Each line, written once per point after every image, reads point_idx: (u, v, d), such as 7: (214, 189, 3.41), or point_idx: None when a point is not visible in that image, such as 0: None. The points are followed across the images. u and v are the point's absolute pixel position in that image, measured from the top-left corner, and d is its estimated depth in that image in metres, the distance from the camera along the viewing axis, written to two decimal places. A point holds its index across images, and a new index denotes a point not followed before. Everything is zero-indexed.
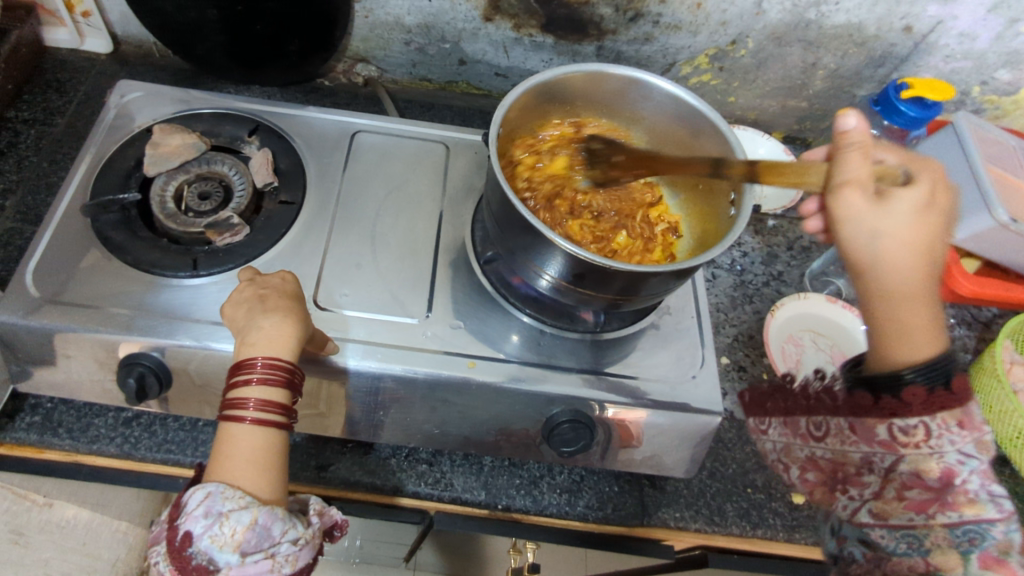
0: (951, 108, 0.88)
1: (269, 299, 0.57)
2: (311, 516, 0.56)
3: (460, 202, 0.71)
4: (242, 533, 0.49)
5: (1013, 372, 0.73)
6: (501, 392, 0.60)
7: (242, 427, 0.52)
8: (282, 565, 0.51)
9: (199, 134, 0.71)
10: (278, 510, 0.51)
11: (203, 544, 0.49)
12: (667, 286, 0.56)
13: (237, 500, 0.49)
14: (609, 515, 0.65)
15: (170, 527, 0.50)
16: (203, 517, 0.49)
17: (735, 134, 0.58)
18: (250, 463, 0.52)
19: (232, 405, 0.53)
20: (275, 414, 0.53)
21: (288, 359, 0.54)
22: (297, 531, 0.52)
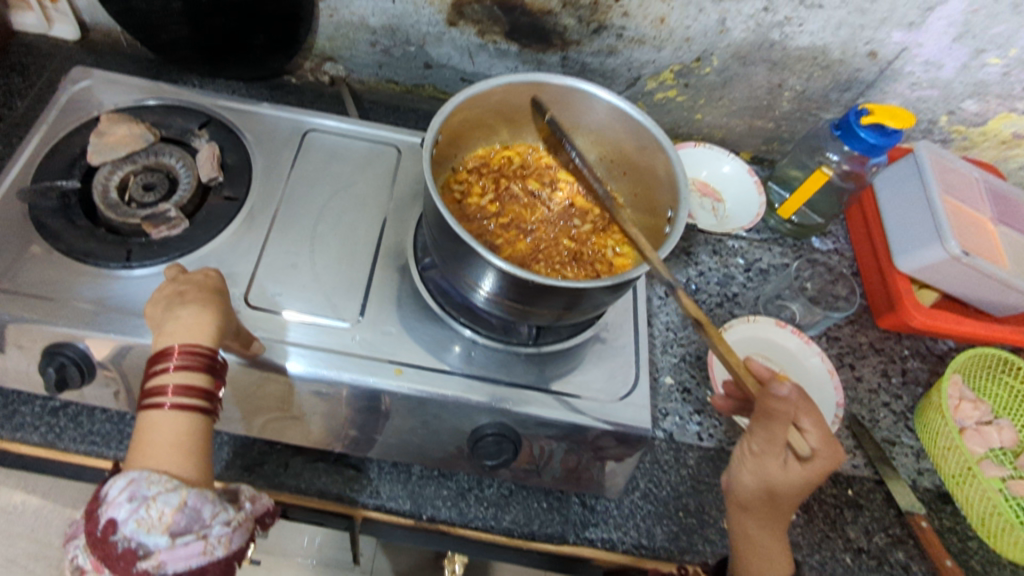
0: (919, 136, 0.88)
1: (187, 295, 0.56)
2: (243, 502, 0.55)
3: (406, 208, 0.70)
4: (171, 515, 0.48)
5: (959, 409, 0.74)
6: (427, 400, 0.59)
7: (162, 414, 0.52)
8: (215, 548, 0.50)
9: (149, 125, 0.70)
10: (207, 492, 0.51)
11: (128, 530, 0.47)
12: (598, 302, 0.56)
13: (163, 484, 0.49)
14: (534, 531, 0.65)
15: (90, 519, 0.49)
16: (127, 502, 0.48)
17: (677, 152, 0.56)
18: (172, 448, 0.52)
19: (150, 392, 0.52)
20: (196, 399, 0.53)
21: (208, 345, 0.54)
22: (228, 513, 0.52)
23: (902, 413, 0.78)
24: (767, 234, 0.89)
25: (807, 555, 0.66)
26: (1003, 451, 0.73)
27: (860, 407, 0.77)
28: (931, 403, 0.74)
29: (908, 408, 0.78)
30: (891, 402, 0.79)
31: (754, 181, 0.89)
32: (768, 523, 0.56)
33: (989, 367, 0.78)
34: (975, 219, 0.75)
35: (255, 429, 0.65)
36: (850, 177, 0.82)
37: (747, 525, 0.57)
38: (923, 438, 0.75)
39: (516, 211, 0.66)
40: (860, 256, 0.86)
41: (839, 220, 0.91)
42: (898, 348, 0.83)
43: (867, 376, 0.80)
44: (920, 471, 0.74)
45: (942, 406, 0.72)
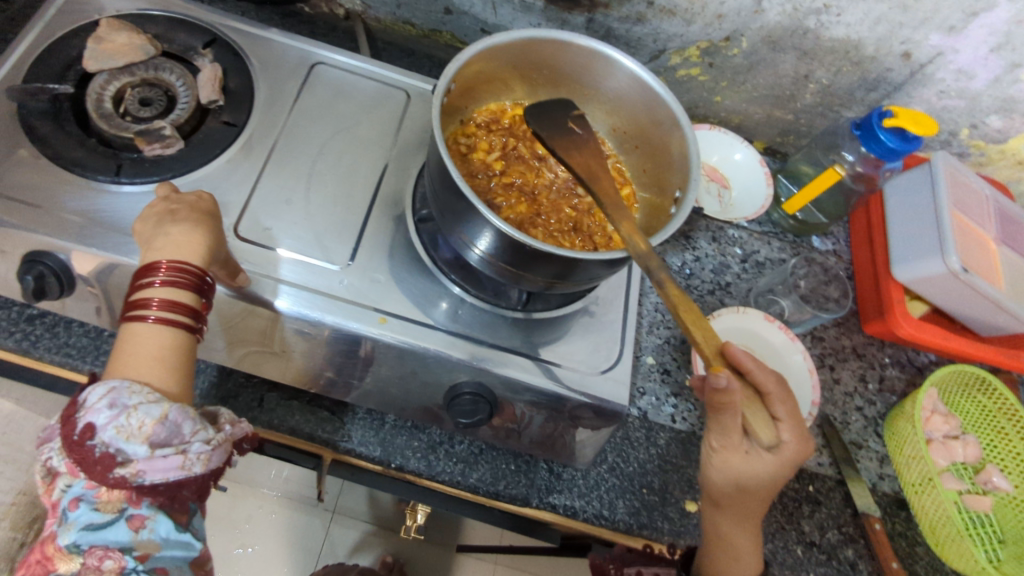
0: (937, 146, 0.86)
1: (180, 213, 0.55)
2: (223, 424, 0.56)
3: (408, 155, 0.68)
4: (151, 426, 0.49)
5: (930, 421, 0.75)
6: (409, 352, 0.59)
7: (145, 327, 0.52)
8: (193, 463, 0.51)
9: (150, 36, 0.67)
10: (189, 409, 0.52)
11: (106, 436, 0.48)
12: (592, 274, 0.55)
13: (145, 395, 0.50)
14: (499, 491, 0.67)
15: (65, 423, 0.49)
16: (107, 409, 0.48)
17: (694, 131, 0.54)
18: (154, 361, 0.52)
19: (133, 304, 0.52)
20: (181, 315, 0.53)
21: (196, 265, 0.53)
22: (208, 432, 0.52)
23: (873, 419, 0.79)
24: (768, 227, 0.88)
25: (760, 544, 0.68)
26: (964, 466, 0.76)
27: (834, 408, 0.78)
28: (904, 412, 0.75)
29: (879, 414, 0.79)
30: (865, 407, 0.79)
31: (764, 174, 0.86)
32: (739, 521, 0.58)
33: (967, 386, 0.78)
34: (980, 237, 0.74)
35: (233, 359, 0.65)
36: (861, 180, 0.81)
37: (719, 520, 0.59)
38: (889, 444, 0.76)
39: (521, 173, 0.65)
40: (858, 261, 0.85)
41: (843, 222, 0.90)
42: (879, 355, 0.83)
43: (846, 379, 0.81)
44: (881, 476, 0.76)
45: (914, 416, 0.72)
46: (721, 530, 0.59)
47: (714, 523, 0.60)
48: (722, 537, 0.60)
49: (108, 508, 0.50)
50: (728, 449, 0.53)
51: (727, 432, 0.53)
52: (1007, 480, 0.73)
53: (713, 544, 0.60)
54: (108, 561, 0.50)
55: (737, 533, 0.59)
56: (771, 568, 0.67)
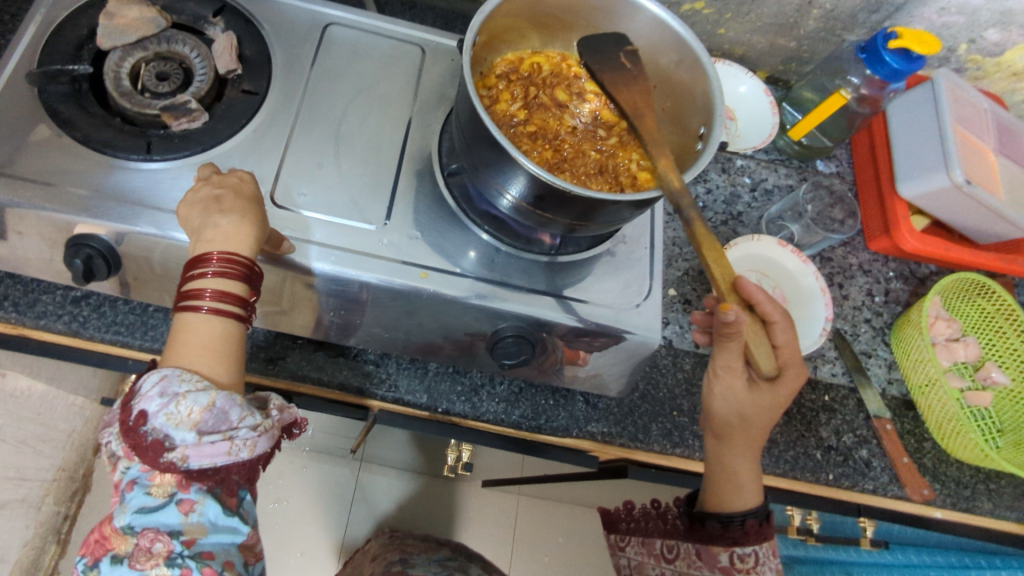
0: (936, 64, 0.88)
1: (225, 200, 0.56)
2: (270, 410, 0.58)
3: (429, 111, 0.69)
4: (199, 413, 0.51)
5: (935, 326, 0.80)
6: (452, 302, 0.62)
7: (197, 317, 0.54)
8: (240, 448, 0.53)
9: (159, 8, 0.66)
10: (236, 396, 0.54)
11: (158, 422, 0.51)
12: (625, 214, 0.57)
13: (194, 383, 0.52)
14: (541, 425, 0.72)
15: (123, 409, 0.52)
16: (159, 397, 0.51)
17: (715, 65, 0.56)
18: (205, 350, 0.54)
19: (188, 294, 0.55)
20: (231, 305, 0.55)
21: (245, 256, 0.55)
22: (255, 418, 0.55)
23: (880, 329, 0.84)
24: (774, 154, 0.92)
25: (783, 451, 0.74)
26: (965, 365, 0.82)
27: (844, 323, 0.83)
28: (912, 320, 0.80)
29: (886, 324, 0.85)
30: (872, 318, 0.85)
31: (770, 103, 0.89)
32: (743, 448, 0.65)
33: (968, 291, 0.84)
34: (981, 149, 0.78)
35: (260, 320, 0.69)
36: (866, 102, 0.82)
37: (724, 450, 0.65)
38: (897, 351, 0.82)
39: (544, 120, 0.66)
40: (862, 182, 0.89)
41: (845, 145, 0.93)
42: (884, 270, 0.87)
43: (854, 295, 0.85)
44: (890, 381, 0.81)
45: (922, 323, 0.77)
46: (728, 463, 0.66)
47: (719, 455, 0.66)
48: (729, 468, 0.66)
49: (159, 492, 0.53)
50: (735, 379, 0.60)
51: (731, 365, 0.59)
52: (1006, 375, 0.79)
53: (721, 479, 0.67)
54: (158, 543, 0.53)
55: (741, 463, 0.65)
56: (795, 473, 0.73)
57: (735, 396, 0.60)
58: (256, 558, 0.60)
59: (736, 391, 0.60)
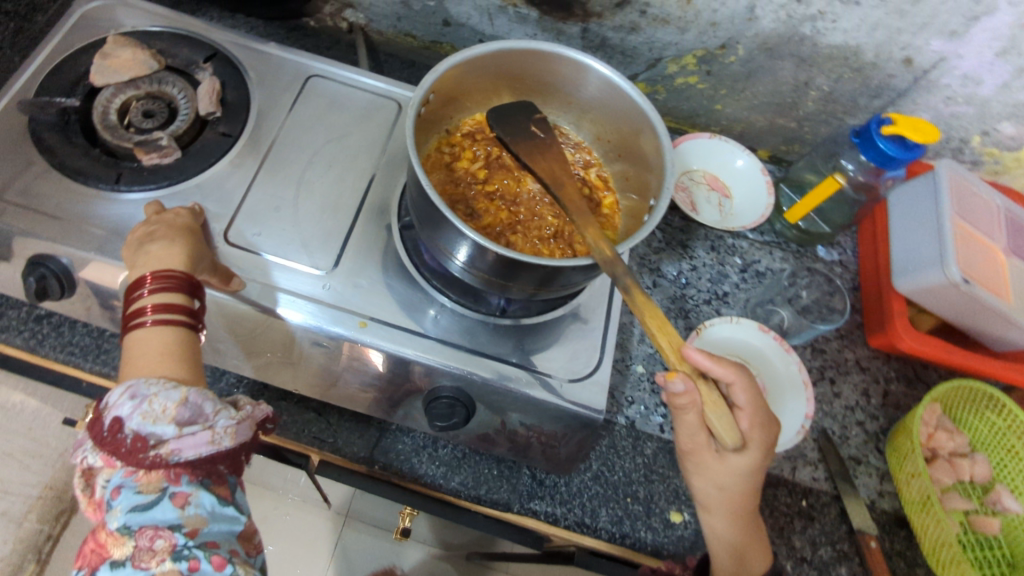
0: (948, 154, 0.83)
1: (157, 234, 0.57)
2: (243, 405, 0.57)
3: (397, 163, 0.69)
4: (175, 408, 0.51)
5: (932, 438, 0.73)
6: (386, 354, 0.60)
7: (147, 332, 0.54)
8: (223, 437, 0.53)
9: (155, 52, 0.70)
10: (207, 391, 0.55)
11: (134, 424, 0.50)
12: (571, 278, 0.55)
13: (162, 384, 0.52)
14: (480, 495, 0.67)
15: (92, 425, 0.51)
16: (130, 400, 0.51)
17: (668, 138, 0.54)
18: (163, 357, 0.54)
19: (133, 316, 0.54)
20: (179, 314, 0.55)
21: (182, 269, 0.55)
22: (230, 411, 0.55)
23: (874, 435, 0.76)
24: (771, 237, 0.86)
25: None
26: (972, 486, 0.73)
27: (833, 422, 0.76)
28: (904, 427, 0.72)
29: (882, 429, 0.76)
30: (866, 421, 0.77)
31: (766, 183, 0.85)
32: (732, 515, 0.57)
33: (975, 400, 0.74)
34: (985, 246, 0.72)
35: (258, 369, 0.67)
36: (862, 189, 0.79)
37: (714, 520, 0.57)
38: (890, 460, 0.73)
39: (506, 181, 0.65)
40: (863, 272, 0.83)
41: (850, 232, 0.87)
42: (884, 369, 0.80)
43: (847, 392, 0.78)
44: (880, 493, 0.73)
45: (913, 430, 0.70)
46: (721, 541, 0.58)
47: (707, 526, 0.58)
48: (719, 536, 0.58)
49: (150, 489, 0.51)
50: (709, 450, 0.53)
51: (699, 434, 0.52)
52: (1019, 503, 0.69)
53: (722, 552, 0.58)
54: (159, 540, 0.50)
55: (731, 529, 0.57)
56: None
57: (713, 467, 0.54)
58: (254, 551, 0.58)
59: (714, 463, 0.54)
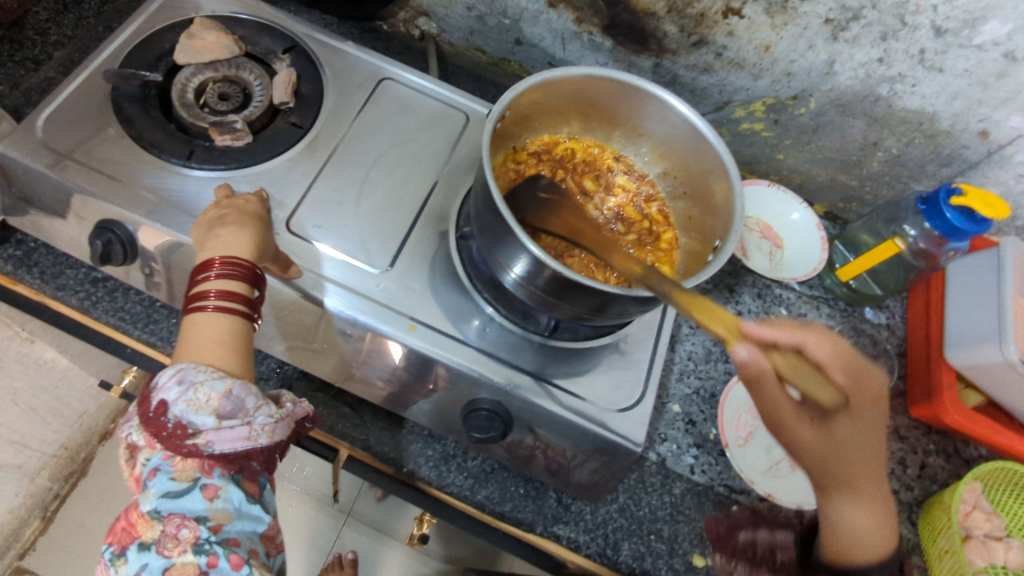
0: (1011, 232, 0.82)
1: (228, 218, 0.57)
2: (283, 401, 0.56)
3: (460, 173, 0.69)
4: (217, 400, 0.51)
5: (970, 517, 0.70)
6: (431, 360, 0.59)
7: (204, 316, 0.54)
8: (259, 434, 0.52)
9: (237, 38, 0.71)
10: (250, 385, 0.53)
11: (177, 410, 0.50)
12: (632, 309, 0.53)
13: (210, 372, 0.52)
14: (505, 512, 0.66)
15: (140, 402, 0.52)
16: (176, 386, 0.51)
17: (741, 184, 0.54)
18: (216, 344, 0.54)
19: (194, 297, 0.55)
20: (236, 303, 0.55)
21: (246, 259, 0.55)
22: (271, 407, 0.54)
23: (907, 506, 0.74)
24: (819, 291, 0.85)
25: None
26: None
27: None
28: (941, 502, 0.70)
29: (915, 501, 0.74)
30: (900, 491, 0.74)
31: (821, 238, 0.84)
32: (854, 497, 0.51)
33: None
34: None
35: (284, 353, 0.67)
36: (922, 256, 0.78)
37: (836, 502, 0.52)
38: (923, 534, 0.71)
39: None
40: (912, 339, 0.81)
41: (900, 297, 0.86)
42: (923, 440, 0.78)
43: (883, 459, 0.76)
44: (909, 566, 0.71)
45: (952, 507, 0.67)
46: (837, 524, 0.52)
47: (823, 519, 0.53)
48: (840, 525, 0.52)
49: (183, 477, 0.52)
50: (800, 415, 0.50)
51: (796, 390, 0.50)
52: None
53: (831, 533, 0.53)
54: (184, 530, 0.51)
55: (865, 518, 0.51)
56: None
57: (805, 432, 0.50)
58: (275, 551, 0.59)
59: (811, 431, 0.50)
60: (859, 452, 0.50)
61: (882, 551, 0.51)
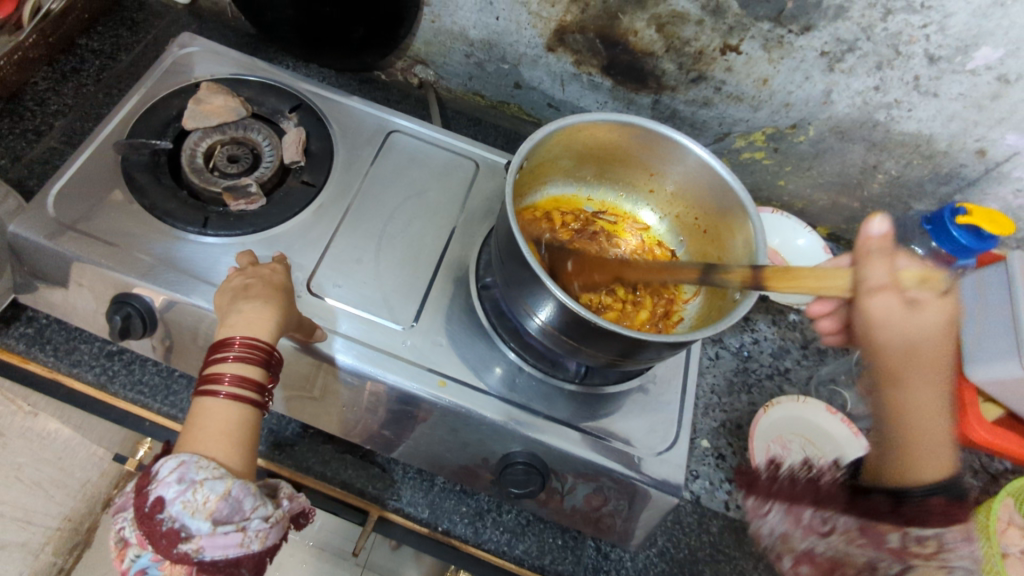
0: (1012, 244, 0.84)
1: (253, 290, 0.55)
2: (281, 498, 0.53)
3: (475, 222, 0.70)
4: (215, 502, 0.46)
5: (1006, 534, 0.69)
6: (464, 416, 0.58)
7: (214, 402, 0.51)
8: (251, 541, 0.48)
9: (243, 100, 0.72)
10: (250, 484, 0.49)
11: (173, 511, 0.46)
12: (668, 353, 0.53)
13: (211, 470, 0.47)
14: (545, 566, 0.65)
15: (137, 494, 0.47)
16: (176, 483, 0.46)
17: (761, 221, 0.54)
18: (222, 436, 0.50)
19: (207, 379, 0.52)
20: (249, 391, 0.52)
21: (267, 341, 0.53)
22: (268, 508, 0.49)
23: None
24: None
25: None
26: None
27: None
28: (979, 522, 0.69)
29: None
30: None
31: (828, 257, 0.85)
32: (923, 382, 0.50)
33: None
34: None
35: (283, 406, 0.66)
36: None
37: (901, 404, 0.50)
38: None
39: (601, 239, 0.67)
40: None
41: None
42: None
43: None
44: None
45: (991, 527, 0.67)
46: (905, 432, 0.51)
47: (898, 411, 0.51)
48: (920, 429, 0.50)
49: None
50: (931, 308, 0.47)
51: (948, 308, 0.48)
52: None
53: (904, 437, 0.51)
54: None
55: (932, 403, 0.50)
56: None
57: (931, 315, 0.47)
58: None
59: (941, 313, 0.48)
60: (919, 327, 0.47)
61: (943, 464, 0.51)
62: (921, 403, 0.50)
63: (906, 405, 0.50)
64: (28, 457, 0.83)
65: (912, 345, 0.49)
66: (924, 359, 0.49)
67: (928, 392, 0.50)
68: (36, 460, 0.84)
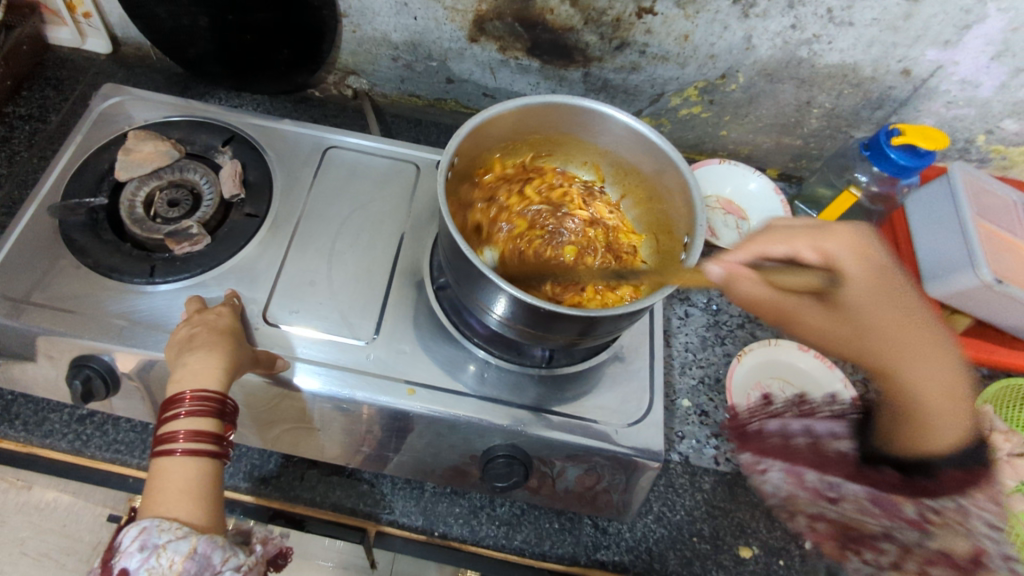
0: (955, 155, 0.85)
1: (197, 339, 0.56)
2: (254, 545, 0.55)
3: (423, 226, 0.70)
4: (181, 563, 0.47)
5: (989, 440, 0.71)
6: (438, 419, 0.59)
7: (172, 461, 0.51)
8: None
9: (174, 142, 0.72)
10: (217, 538, 0.50)
11: None
12: (624, 325, 0.53)
13: (174, 531, 0.48)
14: (545, 552, 0.66)
15: (104, 567, 0.48)
16: (139, 552, 0.47)
17: (694, 176, 0.55)
18: (183, 494, 0.50)
19: (162, 439, 0.52)
20: (206, 443, 0.52)
21: (217, 390, 0.54)
22: (239, 558, 0.51)
23: None
24: None
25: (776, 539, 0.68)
26: None
27: None
28: None
29: None
30: None
31: (780, 202, 0.86)
32: (926, 354, 0.57)
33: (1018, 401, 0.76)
34: (1009, 242, 0.74)
35: (269, 439, 0.65)
36: (877, 199, 0.81)
37: (908, 386, 0.58)
38: None
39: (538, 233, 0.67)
40: None
41: None
42: None
43: None
44: None
45: None
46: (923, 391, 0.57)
47: (908, 396, 0.58)
48: (935, 416, 0.58)
49: None
50: (841, 289, 0.54)
51: (859, 258, 0.54)
52: None
53: (912, 419, 0.60)
54: None
55: (939, 388, 0.57)
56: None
57: (852, 293, 0.54)
58: None
59: (856, 287, 0.54)
60: (871, 300, 0.55)
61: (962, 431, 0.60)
62: (933, 392, 0.57)
63: (925, 395, 0.57)
64: (32, 530, 0.80)
65: (872, 322, 0.56)
66: (904, 348, 0.57)
67: (928, 376, 0.57)
68: (39, 532, 0.80)
